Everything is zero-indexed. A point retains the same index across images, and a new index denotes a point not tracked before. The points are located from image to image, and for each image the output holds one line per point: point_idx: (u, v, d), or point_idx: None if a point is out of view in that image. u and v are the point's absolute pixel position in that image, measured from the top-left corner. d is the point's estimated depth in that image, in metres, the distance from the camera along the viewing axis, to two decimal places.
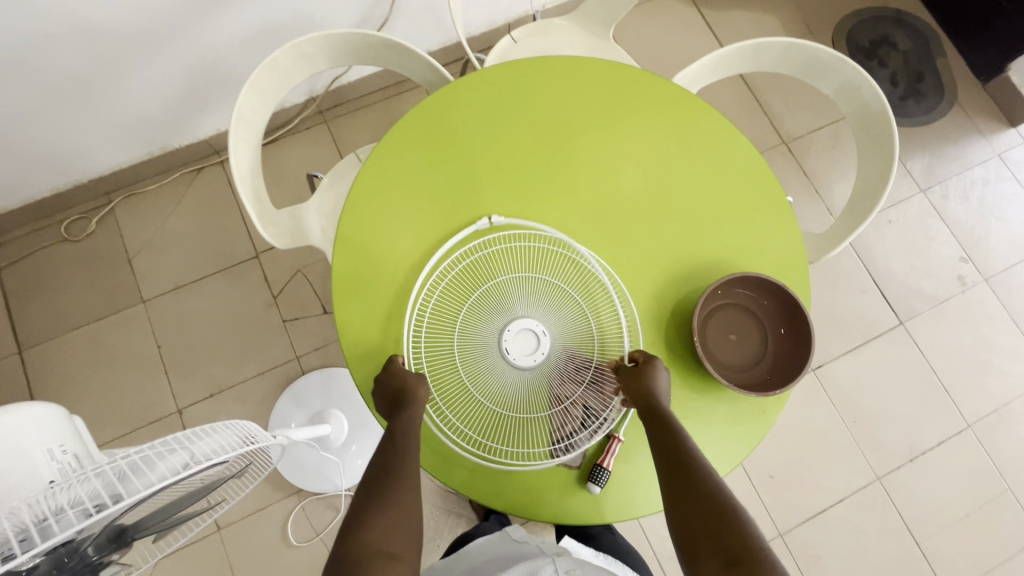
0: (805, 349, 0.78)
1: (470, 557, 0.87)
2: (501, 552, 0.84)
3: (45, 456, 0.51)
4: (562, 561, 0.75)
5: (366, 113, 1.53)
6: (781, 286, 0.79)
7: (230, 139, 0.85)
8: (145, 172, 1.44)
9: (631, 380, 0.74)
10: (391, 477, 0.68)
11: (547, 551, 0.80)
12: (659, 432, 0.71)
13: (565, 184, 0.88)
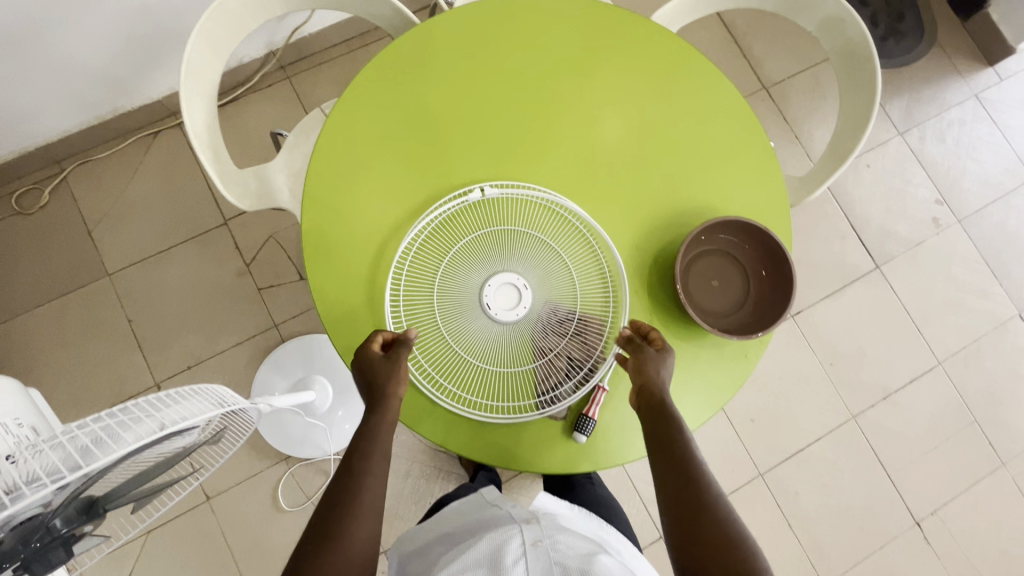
0: (787, 290, 0.77)
1: (444, 521, 0.88)
2: (474, 515, 0.85)
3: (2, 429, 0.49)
4: (530, 530, 0.74)
5: (331, 67, 1.45)
6: (762, 228, 0.78)
7: (181, 94, 0.79)
8: (97, 137, 1.35)
9: (641, 362, 0.72)
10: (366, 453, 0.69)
11: (519, 516, 0.80)
12: (658, 417, 0.71)
13: (542, 134, 0.84)
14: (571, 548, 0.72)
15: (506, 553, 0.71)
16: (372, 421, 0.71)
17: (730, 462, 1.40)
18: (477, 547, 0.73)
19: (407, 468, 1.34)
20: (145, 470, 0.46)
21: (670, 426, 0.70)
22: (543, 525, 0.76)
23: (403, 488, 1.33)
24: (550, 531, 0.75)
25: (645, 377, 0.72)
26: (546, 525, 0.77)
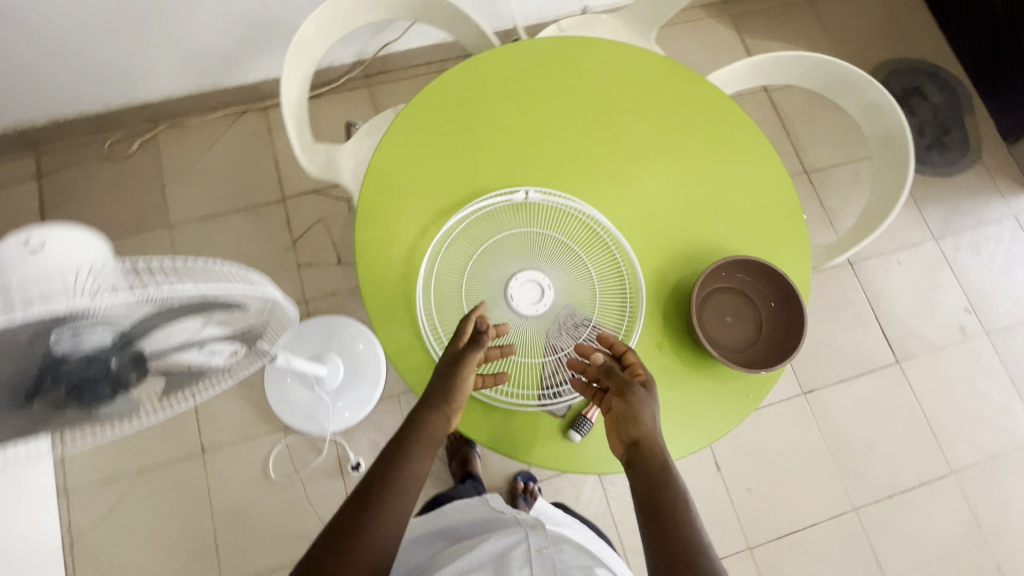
0: (798, 333, 0.81)
1: (447, 518, 0.90)
2: (479, 516, 0.88)
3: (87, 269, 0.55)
4: (535, 537, 0.76)
5: (408, 84, 1.60)
6: (779, 272, 0.82)
7: (284, 66, 0.91)
8: (192, 105, 1.51)
9: (637, 405, 0.70)
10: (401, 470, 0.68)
11: (523, 522, 0.82)
12: (652, 468, 0.67)
13: (590, 157, 0.92)
14: (572, 558, 0.75)
15: (512, 557, 0.73)
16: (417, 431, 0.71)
17: (719, 527, 1.36)
18: (483, 547, 0.75)
19: None
20: (187, 336, 0.49)
21: (665, 481, 0.66)
22: (547, 531, 0.79)
23: None
24: (553, 539, 0.78)
25: (640, 419, 0.70)
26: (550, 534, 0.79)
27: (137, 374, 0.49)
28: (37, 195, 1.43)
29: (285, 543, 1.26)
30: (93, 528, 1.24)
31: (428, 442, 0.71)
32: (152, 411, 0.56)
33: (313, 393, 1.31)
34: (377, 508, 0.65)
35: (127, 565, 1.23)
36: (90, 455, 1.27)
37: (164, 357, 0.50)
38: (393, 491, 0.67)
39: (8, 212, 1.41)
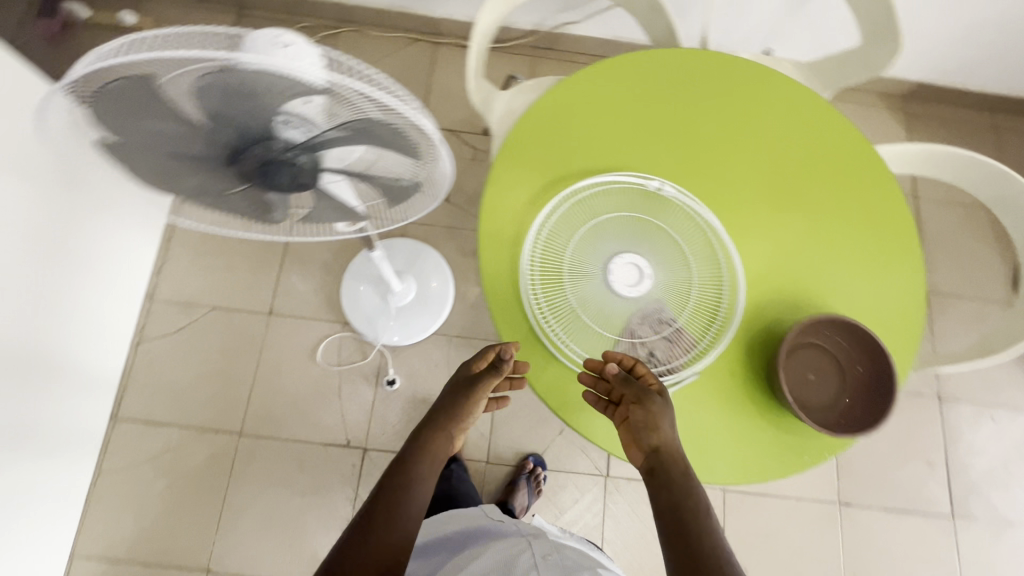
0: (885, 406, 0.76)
1: (449, 525, 0.95)
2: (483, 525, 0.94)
3: None
4: (540, 545, 0.82)
5: (569, 67, 1.65)
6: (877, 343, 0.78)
7: (486, 3, 0.99)
8: (377, 19, 1.64)
9: (652, 409, 0.70)
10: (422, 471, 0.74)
11: (528, 532, 0.88)
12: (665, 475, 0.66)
13: (733, 176, 0.91)
14: (577, 560, 0.81)
15: (519, 560, 0.79)
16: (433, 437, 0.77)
17: None
18: (490, 553, 0.80)
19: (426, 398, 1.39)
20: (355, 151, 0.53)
21: (682, 488, 0.64)
22: (551, 541, 0.85)
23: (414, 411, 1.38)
24: (557, 547, 0.84)
25: (655, 423, 0.69)
26: (553, 542, 0.85)
27: (310, 176, 0.54)
28: None
29: (303, 422, 1.33)
30: (159, 337, 1.37)
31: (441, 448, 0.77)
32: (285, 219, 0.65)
33: (381, 302, 1.39)
34: (398, 503, 0.71)
35: (172, 379, 1.34)
36: (181, 276, 1.41)
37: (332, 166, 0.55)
38: (414, 490, 0.72)
39: None
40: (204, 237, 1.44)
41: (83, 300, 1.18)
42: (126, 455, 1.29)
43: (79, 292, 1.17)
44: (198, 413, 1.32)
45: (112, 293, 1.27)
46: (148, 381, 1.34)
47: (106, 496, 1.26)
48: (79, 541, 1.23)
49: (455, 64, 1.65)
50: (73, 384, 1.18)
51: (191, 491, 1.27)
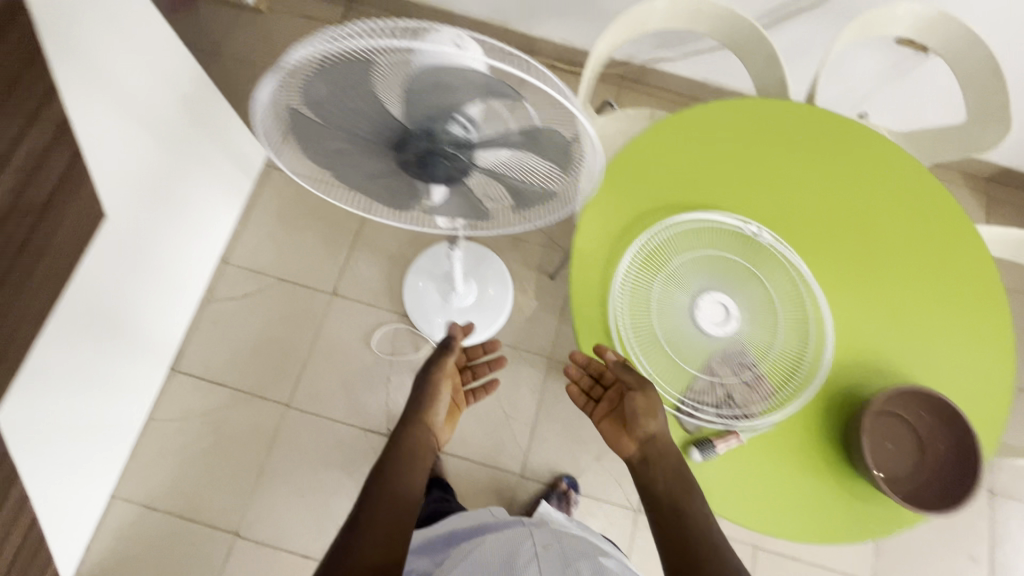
0: (967, 477, 0.75)
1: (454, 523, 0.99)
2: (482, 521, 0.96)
3: None
4: (540, 535, 0.83)
5: (656, 100, 1.66)
6: (959, 414, 0.76)
7: (609, 28, 0.99)
8: (476, 28, 1.68)
9: (644, 399, 0.77)
10: (411, 447, 0.85)
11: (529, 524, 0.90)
12: (669, 472, 0.76)
13: (835, 233, 0.90)
14: (577, 548, 0.82)
15: (521, 549, 0.79)
16: (413, 415, 0.90)
17: None
18: (493, 545, 0.81)
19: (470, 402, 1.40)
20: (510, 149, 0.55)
21: (674, 482, 0.75)
22: (550, 531, 0.86)
23: None
24: (557, 535, 0.85)
25: (649, 415, 0.77)
26: (554, 534, 0.85)
27: (464, 169, 0.56)
28: None
29: (348, 405, 1.35)
30: (226, 300, 1.41)
31: (425, 424, 0.89)
32: (417, 208, 0.67)
33: (441, 300, 1.42)
34: (391, 474, 0.80)
35: (231, 342, 1.38)
36: (255, 245, 1.46)
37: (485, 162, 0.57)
38: (405, 461, 0.82)
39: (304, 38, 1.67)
40: (282, 211, 1.49)
41: (168, 253, 1.24)
42: (177, 408, 1.33)
43: (167, 247, 1.23)
44: (250, 379, 1.35)
45: (193, 251, 1.33)
46: (209, 341, 1.38)
47: (153, 445, 1.30)
48: (121, 483, 1.27)
49: None
50: (145, 331, 1.23)
51: (233, 453, 1.30)
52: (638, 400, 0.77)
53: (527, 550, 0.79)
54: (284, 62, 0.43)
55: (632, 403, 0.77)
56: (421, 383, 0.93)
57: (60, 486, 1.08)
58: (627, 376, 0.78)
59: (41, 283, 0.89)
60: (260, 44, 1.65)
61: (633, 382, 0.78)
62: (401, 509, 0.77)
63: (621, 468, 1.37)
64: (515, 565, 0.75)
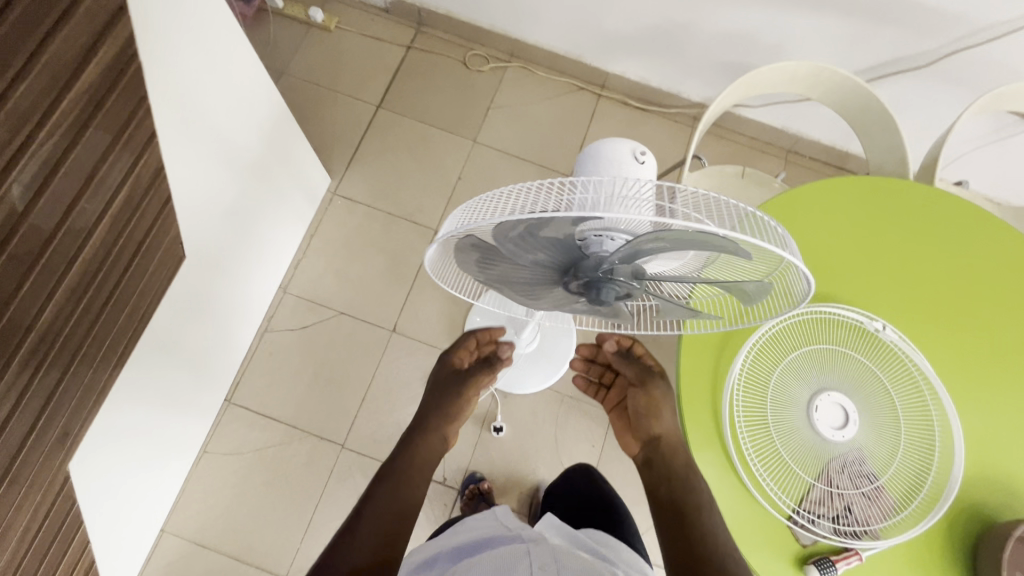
0: None
1: (453, 537, 0.79)
2: (477, 543, 0.74)
3: (629, 156, 0.55)
4: (539, 552, 0.68)
5: (730, 145, 1.60)
6: None
7: (723, 93, 0.96)
8: (549, 60, 1.64)
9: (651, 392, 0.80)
10: (417, 450, 0.75)
11: (522, 558, 0.66)
12: (668, 465, 0.73)
13: (959, 335, 0.85)
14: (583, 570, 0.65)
15: (514, 566, 0.64)
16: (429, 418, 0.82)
17: None
18: (482, 562, 0.66)
19: (527, 452, 1.36)
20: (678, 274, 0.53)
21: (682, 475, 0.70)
22: (551, 549, 0.69)
23: (513, 461, 1.35)
24: (558, 556, 0.67)
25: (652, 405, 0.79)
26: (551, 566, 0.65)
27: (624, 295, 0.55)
28: (399, 59, 1.64)
29: None
30: (283, 331, 1.39)
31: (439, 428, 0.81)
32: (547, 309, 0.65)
33: None
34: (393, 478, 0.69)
35: (288, 375, 1.35)
36: (315, 274, 1.44)
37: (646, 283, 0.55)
38: (407, 462, 0.73)
39: (372, 60, 1.63)
40: (344, 241, 1.47)
41: (234, 284, 1.21)
42: (232, 441, 1.30)
43: (233, 280, 1.21)
44: (307, 414, 1.33)
45: (257, 279, 1.30)
46: (266, 372, 1.35)
47: (207, 477, 1.27)
48: (171, 519, 1.24)
49: (615, 119, 1.64)
50: (208, 362, 1.20)
51: (286, 491, 1.27)
52: (640, 398, 0.81)
53: (522, 563, 0.65)
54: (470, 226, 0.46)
55: (637, 403, 0.81)
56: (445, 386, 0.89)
57: (119, 520, 1.06)
58: (633, 372, 0.82)
59: (119, 327, 0.88)
60: (327, 64, 1.62)
61: (638, 379, 0.81)
62: (394, 513, 0.64)
63: None
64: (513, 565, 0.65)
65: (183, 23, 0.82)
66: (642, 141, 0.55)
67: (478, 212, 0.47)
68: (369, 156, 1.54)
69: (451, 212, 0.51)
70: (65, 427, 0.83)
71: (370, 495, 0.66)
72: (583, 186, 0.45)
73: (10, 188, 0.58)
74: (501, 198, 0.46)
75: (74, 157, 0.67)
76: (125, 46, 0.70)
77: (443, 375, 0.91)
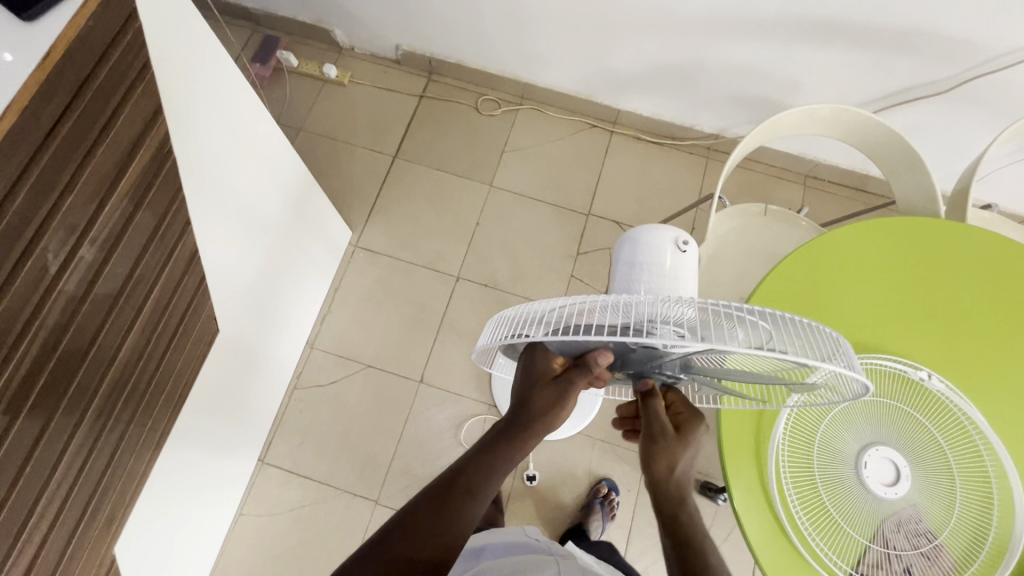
0: None
1: (489, 538, 0.83)
2: (511, 544, 0.78)
3: (666, 248, 0.54)
4: (566, 563, 0.69)
5: (748, 174, 1.60)
6: None
7: (743, 141, 0.96)
8: (560, 101, 1.66)
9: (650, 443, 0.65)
10: (490, 472, 0.59)
11: (552, 563, 0.68)
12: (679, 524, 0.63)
13: (1006, 379, 0.83)
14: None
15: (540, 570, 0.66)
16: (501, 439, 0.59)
17: None
18: (510, 563, 0.69)
19: (563, 499, 1.34)
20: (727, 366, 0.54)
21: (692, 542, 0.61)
22: (578, 564, 0.71)
23: (549, 508, 1.33)
24: (586, 570, 0.69)
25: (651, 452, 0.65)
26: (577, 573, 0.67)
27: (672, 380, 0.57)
28: (412, 109, 1.67)
29: None
30: (312, 388, 1.40)
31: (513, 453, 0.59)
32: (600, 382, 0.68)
33: None
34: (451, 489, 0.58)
35: (319, 431, 1.36)
36: (341, 329, 1.45)
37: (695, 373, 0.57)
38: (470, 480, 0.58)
39: (387, 112, 1.67)
40: (368, 294, 1.48)
41: (265, 347, 1.23)
42: (267, 502, 1.30)
43: (263, 344, 1.22)
44: (339, 471, 1.33)
45: (286, 340, 1.32)
46: (297, 430, 1.36)
47: (243, 541, 1.27)
48: None
49: (629, 155, 1.65)
50: (241, 426, 1.22)
51: (322, 552, 1.26)
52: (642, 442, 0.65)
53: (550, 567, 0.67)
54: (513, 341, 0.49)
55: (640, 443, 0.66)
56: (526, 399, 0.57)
57: None
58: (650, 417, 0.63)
59: (158, 408, 0.89)
60: (342, 118, 1.66)
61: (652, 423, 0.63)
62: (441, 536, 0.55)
63: None
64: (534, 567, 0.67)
65: (215, 114, 0.84)
66: (685, 231, 0.54)
67: (520, 329, 0.50)
68: (388, 207, 1.57)
69: (493, 322, 0.54)
70: (111, 513, 0.83)
71: (432, 497, 0.58)
72: (624, 307, 0.46)
73: (61, 290, 0.60)
74: (541, 317, 0.49)
75: (120, 249, 0.69)
76: (161, 144, 0.72)
77: (536, 396, 0.55)
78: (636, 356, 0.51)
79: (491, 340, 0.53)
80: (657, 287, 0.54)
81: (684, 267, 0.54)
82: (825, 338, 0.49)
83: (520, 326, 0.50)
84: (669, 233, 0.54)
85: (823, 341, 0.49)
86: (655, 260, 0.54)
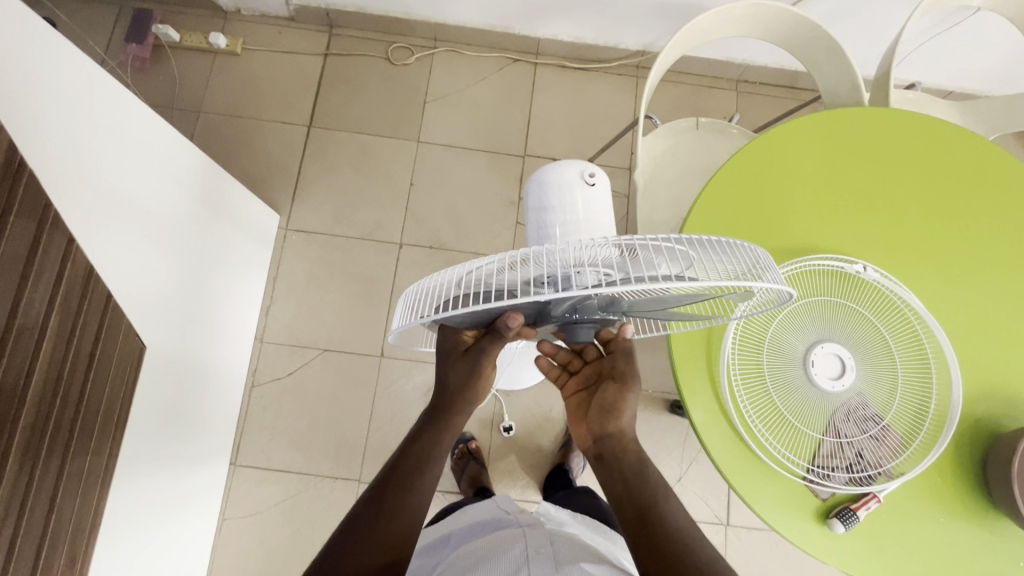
0: None
1: (458, 519, 0.83)
2: (479, 523, 0.78)
3: (573, 184, 0.51)
4: (534, 536, 0.70)
5: (680, 87, 1.55)
6: None
7: (660, 55, 0.91)
8: (476, 38, 1.55)
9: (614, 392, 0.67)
10: (433, 452, 0.61)
11: (519, 543, 0.68)
12: (633, 465, 0.63)
13: (935, 259, 0.85)
14: (577, 552, 0.68)
15: (508, 557, 0.66)
16: (436, 415, 0.61)
17: None
18: (478, 550, 0.69)
19: (542, 442, 1.36)
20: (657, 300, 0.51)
21: (648, 482, 0.62)
22: (546, 531, 0.72)
23: (530, 454, 1.35)
24: (554, 538, 0.70)
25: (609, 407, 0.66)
26: (546, 548, 0.67)
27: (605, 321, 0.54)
28: (318, 70, 1.54)
29: None
30: (271, 383, 1.35)
31: (449, 426, 0.62)
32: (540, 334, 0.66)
33: None
34: (398, 473, 0.59)
35: (286, 425, 1.33)
36: (288, 317, 1.39)
37: (628, 312, 0.54)
38: (417, 461, 0.60)
39: (292, 77, 1.53)
40: (309, 277, 1.42)
41: (206, 353, 1.17)
42: (248, 502, 1.29)
43: (202, 352, 1.16)
44: (315, 459, 1.31)
45: (229, 340, 1.26)
46: (263, 427, 1.33)
47: (231, 545, 1.26)
48: None
49: (557, 85, 1.57)
50: (199, 436, 1.17)
51: (313, 540, 1.27)
52: (612, 391, 0.67)
53: (517, 549, 0.67)
54: (425, 318, 0.46)
55: (603, 395, 0.67)
56: (445, 374, 0.59)
57: None
58: (614, 364, 0.68)
59: (95, 438, 0.84)
60: (244, 91, 1.52)
61: (619, 369, 0.67)
62: (397, 522, 0.56)
63: (706, 485, 1.31)
64: (502, 553, 0.67)
65: (75, 112, 0.73)
66: (590, 162, 0.51)
67: (431, 301, 0.47)
68: (313, 182, 1.47)
69: (406, 296, 0.50)
70: (71, 554, 0.80)
71: (380, 487, 0.58)
72: (537, 258, 0.42)
73: None
74: (450, 286, 0.46)
75: None
76: (11, 155, 0.60)
77: (452, 371, 0.58)
78: (561, 308, 0.47)
79: (406, 318, 0.49)
80: (573, 228, 0.51)
81: (595, 201, 0.52)
82: (750, 252, 0.47)
83: (434, 301, 0.46)
84: (574, 168, 0.51)
85: (746, 255, 0.46)
86: (564, 198, 0.51)
